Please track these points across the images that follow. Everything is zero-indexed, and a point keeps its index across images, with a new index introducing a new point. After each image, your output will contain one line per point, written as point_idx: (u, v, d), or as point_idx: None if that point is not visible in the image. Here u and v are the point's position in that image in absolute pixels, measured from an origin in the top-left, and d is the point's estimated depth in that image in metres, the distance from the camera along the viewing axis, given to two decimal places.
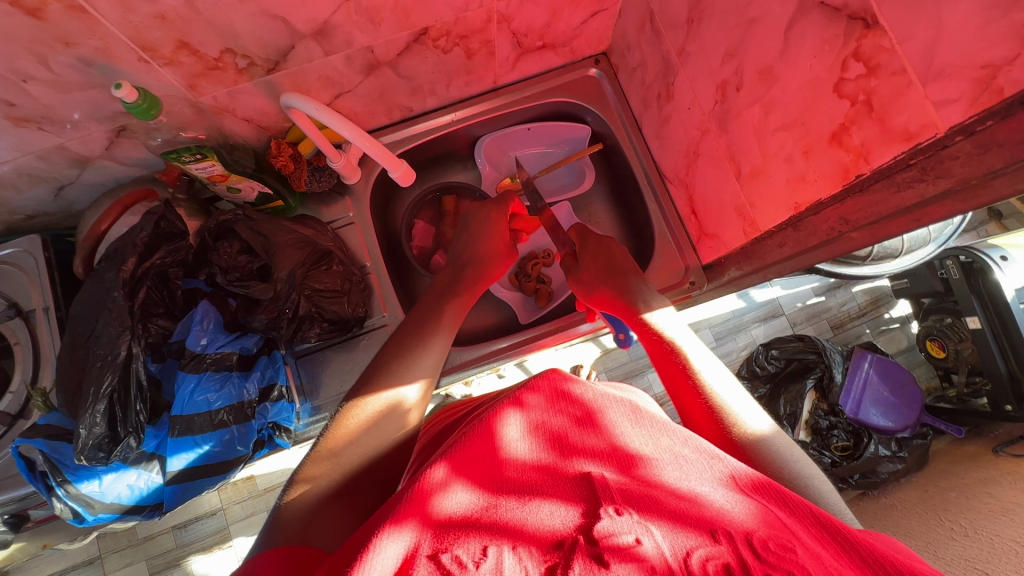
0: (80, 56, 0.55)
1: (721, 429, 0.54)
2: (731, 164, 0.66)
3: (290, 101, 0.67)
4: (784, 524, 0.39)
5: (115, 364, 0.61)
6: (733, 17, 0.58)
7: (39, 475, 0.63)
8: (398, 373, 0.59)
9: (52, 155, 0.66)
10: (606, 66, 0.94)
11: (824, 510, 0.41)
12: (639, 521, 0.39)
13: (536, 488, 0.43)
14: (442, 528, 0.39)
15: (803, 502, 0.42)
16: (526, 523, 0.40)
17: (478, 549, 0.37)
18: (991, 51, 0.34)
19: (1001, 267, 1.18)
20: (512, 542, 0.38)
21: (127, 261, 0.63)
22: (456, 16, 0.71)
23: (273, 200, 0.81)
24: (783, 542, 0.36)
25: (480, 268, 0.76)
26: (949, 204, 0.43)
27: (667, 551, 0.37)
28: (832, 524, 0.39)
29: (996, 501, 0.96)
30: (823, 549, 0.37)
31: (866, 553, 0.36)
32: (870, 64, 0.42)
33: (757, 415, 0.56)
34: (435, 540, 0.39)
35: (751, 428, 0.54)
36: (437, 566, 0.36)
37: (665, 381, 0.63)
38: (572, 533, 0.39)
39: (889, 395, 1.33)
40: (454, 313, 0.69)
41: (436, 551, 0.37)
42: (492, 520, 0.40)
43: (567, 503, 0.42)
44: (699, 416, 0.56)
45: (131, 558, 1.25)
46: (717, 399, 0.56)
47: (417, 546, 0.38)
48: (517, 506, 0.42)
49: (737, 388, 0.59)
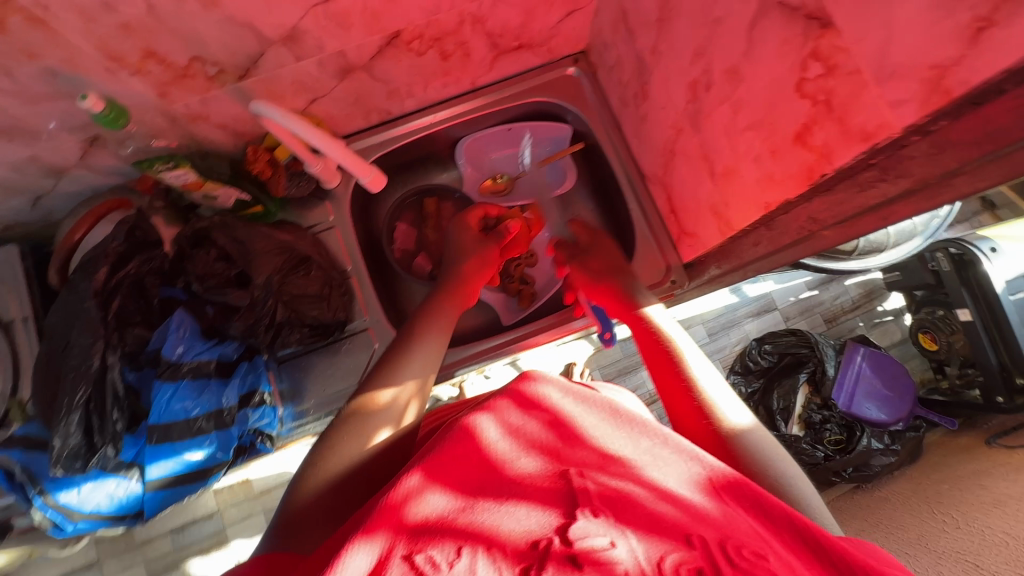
0: (45, 67, 0.54)
1: (703, 421, 0.54)
2: (705, 163, 0.66)
3: (258, 108, 0.67)
4: (757, 531, 0.39)
5: (88, 375, 0.61)
6: (700, 17, 0.57)
7: (18, 485, 0.64)
8: (388, 377, 0.58)
9: (25, 166, 0.66)
10: (585, 65, 0.93)
11: (803, 515, 0.40)
12: (613, 525, 0.40)
13: (513, 489, 0.44)
14: (417, 532, 0.40)
15: (783, 507, 0.41)
16: (501, 527, 0.41)
17: (453, 549, 0.39)
18: (939, 51, 0.33)
19: (990, 259, 1.17)
20: (487, 546, 0.39)
21: (99, 272, 0.64)
22: (428, 18, 0.71)
23: (251, 206, 0.80)
24: (756, 549, 0.37)
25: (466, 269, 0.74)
26: (913, 202, 0.43)
27: (639, 554, 0.38)
28: (807, 529, 0.39)
29: (988, 493, 0.95)
30: (795, 558, 0.37)
31: (835, 560, 0.37)
32: (828, 64, 0.42)
33: (738, 408, 0.55)
34: (409, 542, 0.39)
35: (733, 421, 0.54)
36: (411, 566, 0.37)
37: (653, 375, 0.62)
38: (547, 535, 0.40)
39: (880, 387, 1.33)
40: (442, 317, 0.67)
41: (410, 551, 0.38)
42: (467, 523, 0.41)
43: (544, 506, 0.42)
44: (681, 408, 0.56)
45: (128, 562, 1.25)
46: (699, 388, 0.57)
47: (391, 547, 0.39)
48: (493, 508, 0.42)
49: (721, 381, 0.58)
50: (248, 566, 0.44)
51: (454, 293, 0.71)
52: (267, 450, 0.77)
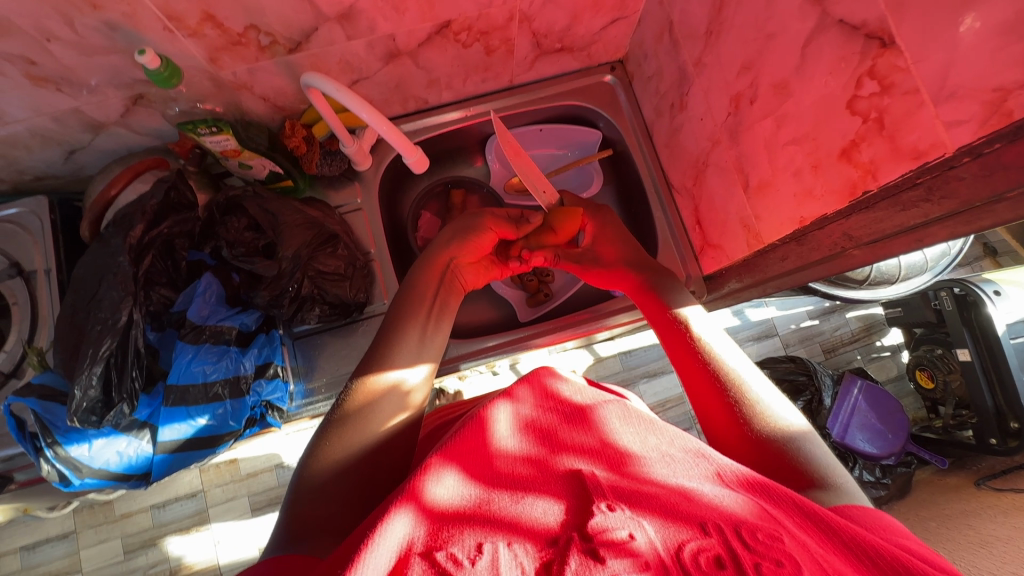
0: (106, 20, 0.55)
1: (739, 421, 0.52)
2: (740, 176, 0.67)
3: (310, 80, 0.67)
4: (770, 513, 0.37)
5: (115, 329, 0.61)
6: (752, 31, 0.59)
7: (29, 435, 0.64)
8: (391, 359, 0.57)
9: (67, 117, 0.66)
10: (621, 74, 0.95)
11: (807, 499, 0.39)
12: (631, 516, 0.37)
13: (529, 483, 0.42)
14: (439, 522, 0.38)
15: (785, 491, 0.40)
16: (520, 518, 0.38)
17: (473, 546, 0.35)
18: (1003, 75, 0.35)
19: (994, 302, 1.18)
20: (507, 538, 0.36)
21: (134, 228, 0.64)
22: (479, 11, 0.72)
23: (282, 179, 0.81)
24: (769, 531, 0.35)
25: (462, 255, 0.71)
26: (951, 225, 0.44)
27: (659, 543, 0.36)
28: (814, 512, 0.38)
29: (976, 533, 0.95)
30: (807, 536, 0.35)
31: (848, 541, 0.35)
32: (885, 83, 0.43)
33: (793, 414, 0.53)
34: (430, 536, 0.36)
35: (772, 417, 0.51)
36: (432, 565, 0.34)
37: (683, 378, 0.59)
38: (565, 529, 0.37)
39: (875, 421, 1.34)
40: (450, 292, 0.69)
41: (430, 549, 0.35)
42: (486, 515, 0.38)
43: (557, 498, 0.40)
44: (709, 402, 0.55)
45: (105, 535, 1.23)
46: (732, 386, 0.54)
47: (412, 542, 0.36)
48: (510, 501, 0.40)
49: (761, 376, 0.57)
50: (259, 565, 0.40)
51: (454, 284, 0.70)
52: (275, 424, 0.76)
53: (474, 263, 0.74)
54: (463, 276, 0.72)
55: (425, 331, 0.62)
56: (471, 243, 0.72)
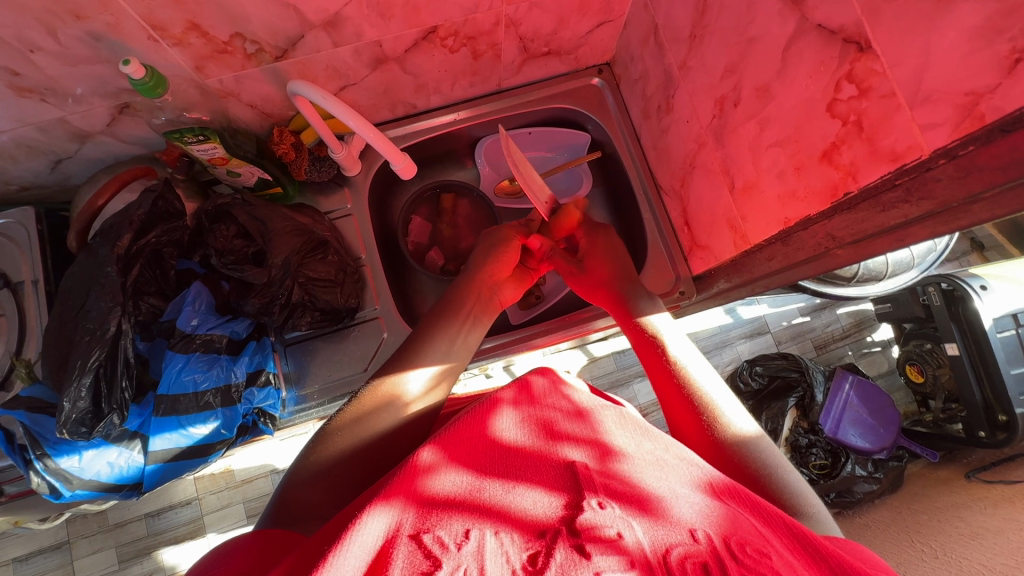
0: (90, 30, 0.54)
1: (703, 430, 0.53)
2: (725, 177, 0.68)
3: (296, 88, 0.67)
4: (759, 530, 0.37)
5: (104, 339, 0.61)
6: (734, 35, 0.60)
7: (17, 448, 0.64)
8: (416, 359, 0.58)
9: (52, 127, 0.65)
10: (609, 76, 0.96)
11: (797, 521, 0.39)
12: (621, 515, 0.38)
13: (520, 472, 0.42)
14: (428, 507, 0.37)
15: (775, 511, 0.40)
16: (509, 508, 0.38)
17: (462, 531, 0.36)
18: (975, 79, 0.36)
19: (980, 296, 1.20)
20: (495, 526, 0.36)
21: (122, 238, 0.64)
22: (465, 16, 0.72)
23: (271, 186, 0.81)
24: (758, 546, 0.35)
25: (497, 268, 0.72)
26: (931, 225, 0.45)
27: (647, 544, 0.36)
28: (804, 534, 0.37)
29: (966, 525, 0.96)
30: (795, 557, 0.35)
31: (834, 563, 0.35)
32: (863, 86, 0.44)
33: (742, 415, 0.55)
34: (418, 519, 0.36)
35: (734, 428, 0.53)
36: (420, 546, 0.34)
37: (655, 384, 0.60)
38: (555, 522, 0.37)
39: (868, 416, 1.35)
40: (486, 307, 0.68)
41: (419, 531, 0.35)
42: (476, 502, 0.38)
43: (550, 491, 0.40)
44: (681, 412, 0.55)
45: (99, 545, 1.22)
46: (704, 396, 0.55)
47: (399, 524, 0.35)
48: (501, 490, 0.40)
49: (720, 386, 0.58)
50: (239, 543, 0.41)
51: (490, 302, 0.69)
52: (268, 432, 0.76)
53: (511, 277, 0.75)
54: (502, 293, 0.73)
55: (458, 334, 0.63)
56: (502, 257, 0.73)
